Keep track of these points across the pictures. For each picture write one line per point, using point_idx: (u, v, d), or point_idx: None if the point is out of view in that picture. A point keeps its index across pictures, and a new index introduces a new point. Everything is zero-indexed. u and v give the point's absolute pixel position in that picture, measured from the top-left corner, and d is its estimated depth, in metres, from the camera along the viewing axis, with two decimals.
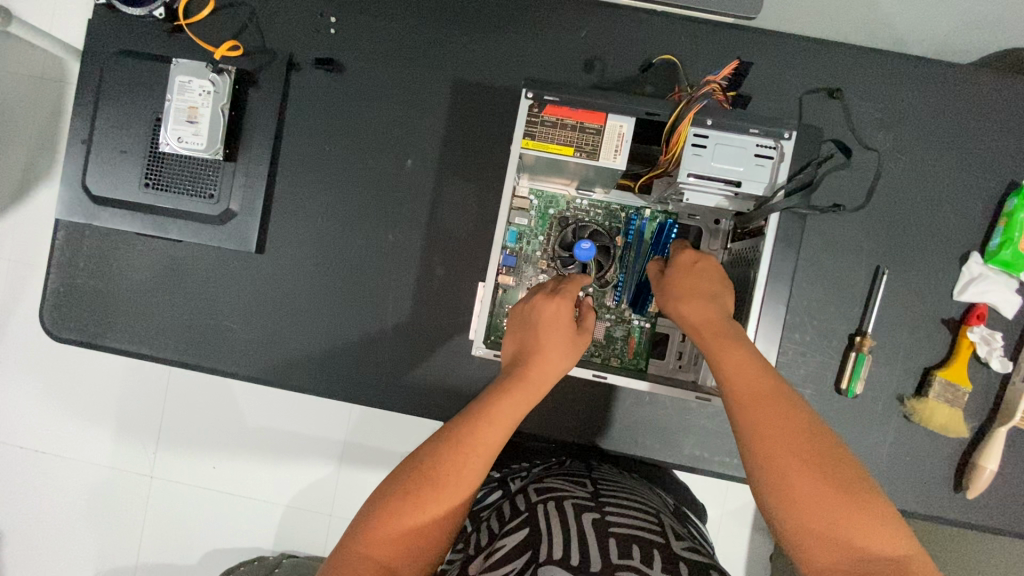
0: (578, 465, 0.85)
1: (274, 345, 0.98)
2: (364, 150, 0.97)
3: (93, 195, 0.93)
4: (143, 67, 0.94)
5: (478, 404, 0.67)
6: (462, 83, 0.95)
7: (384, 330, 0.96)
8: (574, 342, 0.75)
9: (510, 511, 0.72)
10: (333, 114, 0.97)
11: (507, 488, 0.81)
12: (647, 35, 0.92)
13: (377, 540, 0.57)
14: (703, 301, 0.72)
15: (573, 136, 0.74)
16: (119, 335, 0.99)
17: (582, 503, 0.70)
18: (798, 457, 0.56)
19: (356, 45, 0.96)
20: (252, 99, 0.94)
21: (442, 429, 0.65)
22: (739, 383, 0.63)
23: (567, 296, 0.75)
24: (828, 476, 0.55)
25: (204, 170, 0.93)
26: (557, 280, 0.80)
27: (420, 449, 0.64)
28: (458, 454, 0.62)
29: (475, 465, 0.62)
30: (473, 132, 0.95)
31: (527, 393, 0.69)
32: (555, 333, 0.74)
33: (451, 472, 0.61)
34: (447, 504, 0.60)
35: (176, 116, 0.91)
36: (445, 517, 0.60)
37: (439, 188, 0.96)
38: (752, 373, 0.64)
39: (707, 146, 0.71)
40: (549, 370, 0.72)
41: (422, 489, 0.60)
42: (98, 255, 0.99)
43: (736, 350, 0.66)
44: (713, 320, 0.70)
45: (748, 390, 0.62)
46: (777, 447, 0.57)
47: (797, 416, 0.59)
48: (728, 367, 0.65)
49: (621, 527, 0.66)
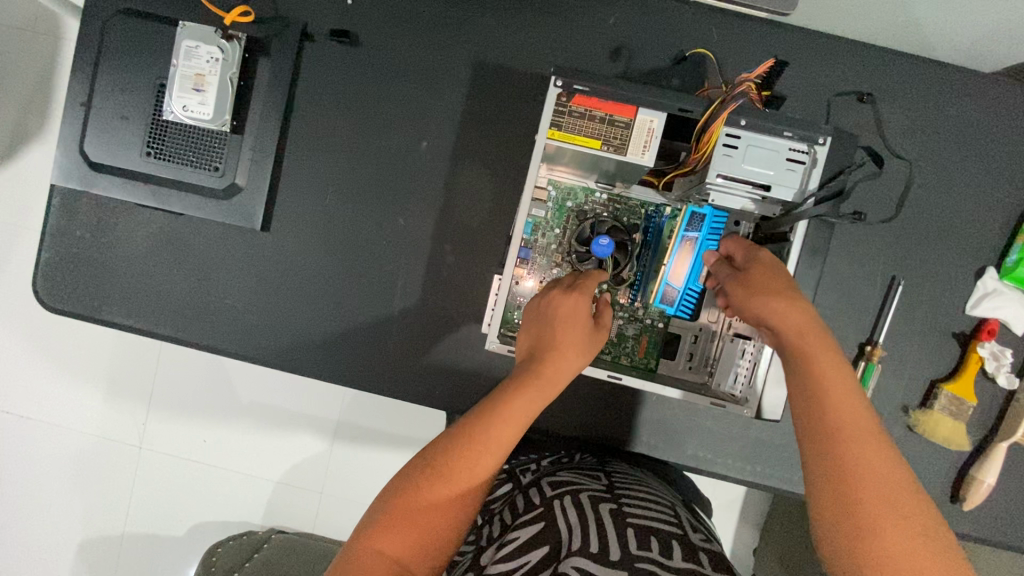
0: (587, 459, 0.85)
1: (276, 325, 0.95)
2: (377, 128, 0.93)
3: (91, 161, 0.89)
4: (148, 28, 0.89)
5: (492, 399, 0.66)
6: (482, 65, 0.92)
7: (389, 316, 0.94)
8: (591, 339, 0.73)
9: (522, 503, 0.71)
10: (346, 89, 0.93)
11: (518, 481, 0.80)
12: (678, 26, 0.89)
13: (389, 533, 0.56)
14: (801, 309, 0.64)
15: (601, 129, 0.71)
16: (114, 306, 0.96)
17: (598, 495, 0.69)
18: (892, 510, 0.53)
19: (373, 18, 0.92)
20: (262, 68, 0.90)
21: (455, 423, 0.64)
22: (842, 419, 0.58)
23: (585, 293, 0.74)
24: (921, 536, 0.53)
25: (210, 141, 0.89)
26: (574, 276, 0.78)
27: (435, 442, 0.63)
28: (473, 449, 0.61)
29: (487, 461, 0.61)
30: (492, 118, 0.92)
31: (542, 389, 0.68)
32: (571, 330, 0.72)
33: (463, 467, 0.60)
34: (460, 498, 0.59)
35: (182, 83, 0.86)
36: (457, 511, 0.59)
37: (454, 173, 0.93)
38: (854, 404, 0.59)
39: (738, 147, 0.69)
40: (566, 366, 0.70)
41: (433, 482, 0.59)
42: (94, 223, 0.95)
43: (839, 377, 0.60)
44: (812, 334, 0.63)
45: (849, 428, 0.57)
46: (874, 498, 0.54)
47: (896, 467, 0.56)
48: (830, 396, 0.59)
49: (639, 520, 0.66)
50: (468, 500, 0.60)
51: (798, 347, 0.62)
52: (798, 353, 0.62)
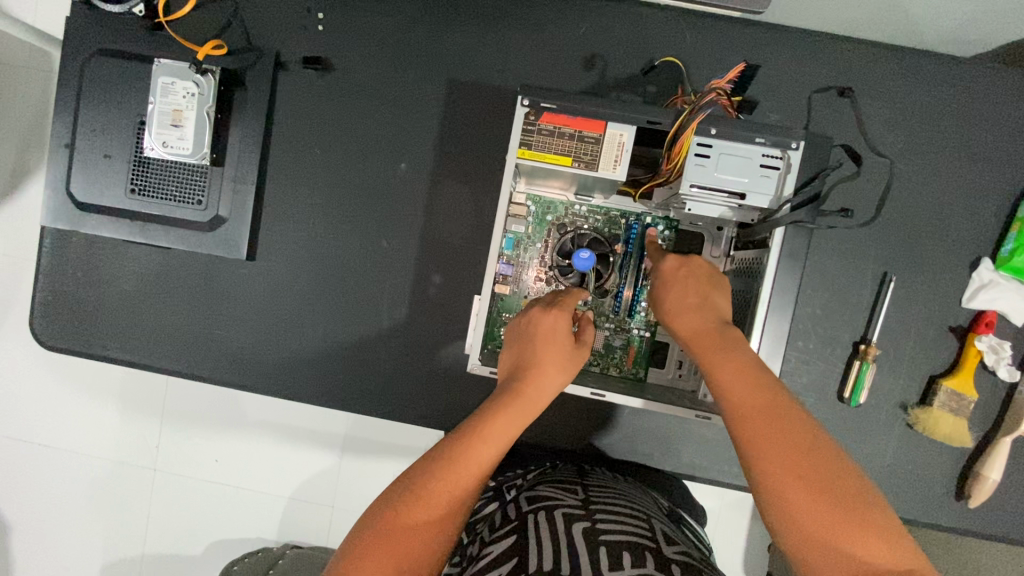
0: (571, 471, 0.85)
1: (272, 352, 0.96)
2: (357, 151, 0.94)
3: (78, 201, 0.91)
4: (125, 66, 0.90)
5: (470, 422, 0.66)
6: (456, 82, 0.91)
7: (381, 338, 0.95)
8: (573, 357, 0.72)
9: (501, 521, 0.72)
10: (324, 114, 0.93)
11: (502, 498, 0.80)
12: (651, 33, 0.88)
13: (367, 559, 0.56)
14: (695, 304, 0.68)
15: (571, 145, 0.70)
16: (112, 340, 0.97)
17: (573, 512, 0.70)
18: (800, 470, 0.52)
19: (346, 43, 0.92)
20: (238, 99, 0.91)
21: (435, 448, 0.64)
22: (734, 391, 0.59)
23: (563, 309, 0.74)
24: (825, 488, 0.51)
25: (191, 174, 0.90)
26: (556, 293, 0.78)
27: (418, 465, 0.63)
28: (450, 474, 0.61)
29: (464, 485, 0.61)
30: (469, 134, 0.92)
31: (521, 411, 0.67)
32: (550, 348, 0.71)
33: (440, 492, 0.60)
34: (439, 524, 0.59)
35: (160, 120, 0.87)
36: (434, 537, 0.59)
37: (435, 191, 0.93)
38: (746, 382, 0.59)
39: (710, 156, 0.68)
40: (546, 386, 0.70)
41: (409, 508, 0.59)
42: (86, 260, 0.97)
43: (731, 355, 0.61)
44: (706, 325, 0.66)
45: (742, 399, 0.58)
46: (787, 464, 0.52)
47: (794, 426, 0.55)
48: (722, 376, 0.60)
49: (612, 534, 0.65)
50: (446, 526, 0.60)
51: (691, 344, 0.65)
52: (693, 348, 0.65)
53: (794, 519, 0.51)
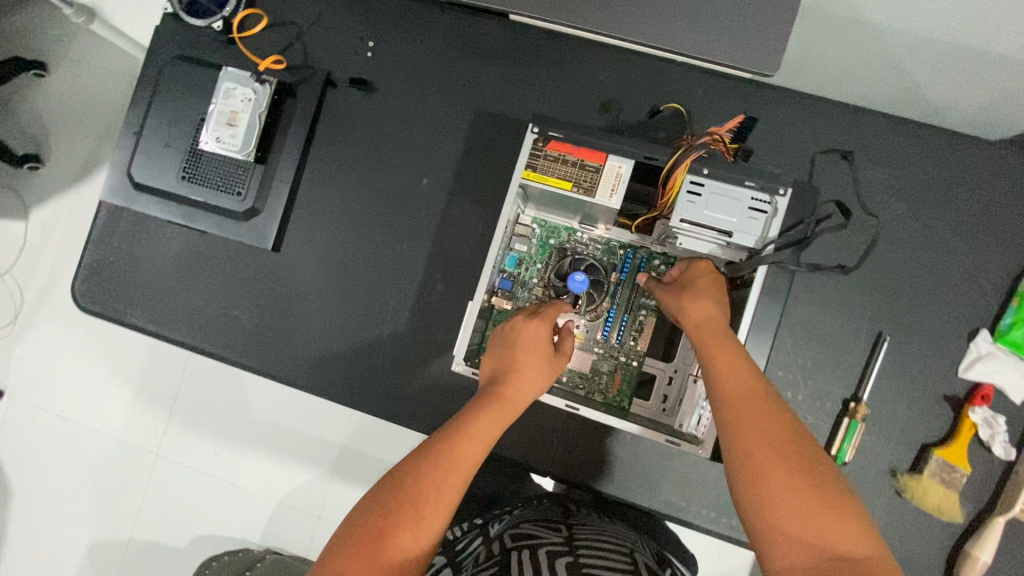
0: (555, 511, 0.87)
1: (283, 341, 1.02)
2: (385, 165, 1.02)
3: (135, 181, 1.02)
4: (196, 71, 1.03)
5: (454, 421, 0.69)
6: (482, 112, 1.00)
7: (383, 339, 1.00)
8: (552, 364, 0.76)
9: (485, 555, 0.73)
10: (361, 129, 1.03)
11: (486, 536, 0.82)
12: (665, 84, 0.95)
13: (361, 558, 0.58)
14: (706, 301, 0.72)
15: (573, 172, 0.76)
16: (140, 312, 1.05)
17: (557, 549, 0.71)
18: (777, 453, 0.58)
19: (389, 69, 1.03)
20: (289, 108, 1.02)
21: (422, 446, 0.67)
22: (732, 379, 0.64)
23: (543, 322, 0.78)
24: (807, 476, 0.57)
25: (236, 168, 0.99)
26: (539, 305, 0.82)
27: (403, 464, 0.65)
28: (442, 471, 0.64)
29: (455, 480, 0.64)
30: (488, 159, 1.00)
31: (504, 410, 0.71)
32: (530, 356, 0.76)
33: (431, 489, 0.63)
34: (430, 520, 0.62)
35: (218, 118, 0.98)
36: (429, 529, 0.61)
37: (451, 208, 1.00)
38: (747, 377, 0.64)
39: (701, 195, 0.73)
40: (525, 390, 0.73)
41: (403, 507, 0.61)
42: (131, 236, 1.07)
43: (734, 350, 0.66)
44: (713, 320, 0.70)
45: (740, 390, 0.63)
46: (763, 445, 0.58)
47: (783, 421, 0.60)
48: (723, 367, 0.65)
49: (595, 570, 0.67)
50: (440, 516, 0.62)
51: (698, 334, 0.69)
52: (699, 339, 0.69)
53: (773, 504, 0.56)
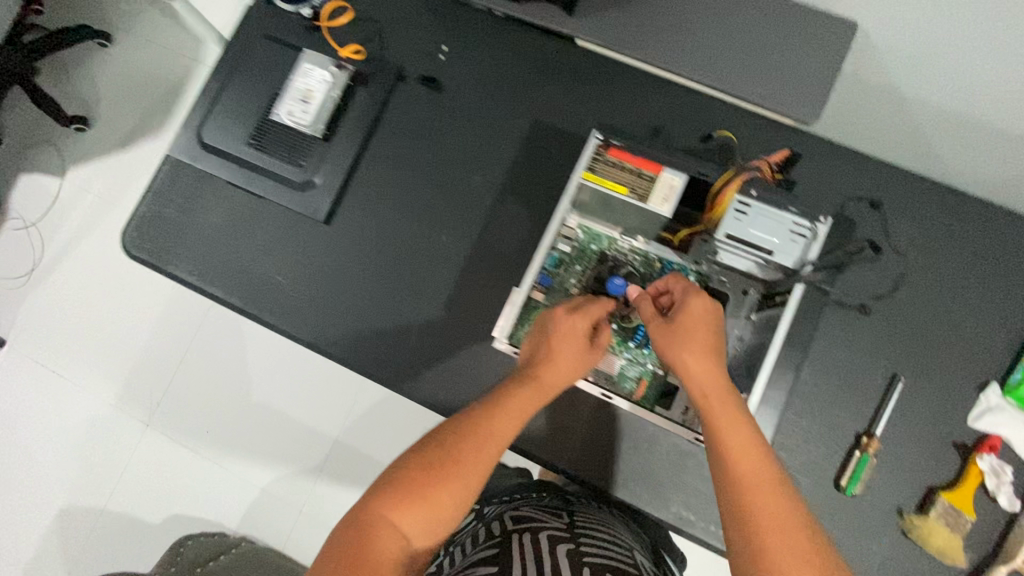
0: (556, 496, 0.91)
1: (319, 312, 1.05)
2: (441, 158, 1.08)
3: (203, 142, 1.08)
4: (279, 50, 1.10)
5: (486, 409, 0.74)
6: (540, 122, 1.06)
7: (417, 321, 1.03)
8: (585, 360, 0.80)
9: (484, 534, 0.79)
10: (423, 122, 1.09)
11: (483, 514, 0.88)
12: (712, 118, 1.03)
13: (386, 520, 0.63)
14: (712, 362, 0.76)
15: (629, 178, 0.82)
16: (183, 265, 1.08)
17: (558, 534, 0.76)
18: (793, 536, 0.63)
19: (458, 71, 1.09)
20: (359, 95, 1.08)
21: (458, 422, 0.72)
22: (745, 459, 0.69)
23: (596, 303, 0.81)
24: (816, 558, 0.61)
25: (303, 141, 1.07)
26: (581, 299, 0.83)
27: (437, 436, 0.71)
28: (473, 462, 0.69)
29: (490, 452, 0.70)
30: (540, 165, 1.05)
31: (534, 400, 0.76)
32: (568, 350, 0.79)
33: (468, 460, 0.68)
34: (454, 502, 0.67)
35: (293, 94, 1.05)
36: (451, 512, 0.67)
37: (498, 205, 1.05)
38: (754, 455, 0.69)
39: (747, 213, 0.79)
40: (558, 378, 0.78)
41: (434, 477, 0.66)
42: (186, 192, 1.10)
43: (743, 428, 0.71)
44: (722, 388, 0.74)
45: (752, 469, 0.68)
46: (778, 533, 0.63)
47: (790, 504, 0.66)
48: (732, 442, 0.70)
49: (595, 559, 0.71)
50: (468, 493, 0.68)
51: (705, 405, 0.74)
52: (707, 410, 0.74)
53: None
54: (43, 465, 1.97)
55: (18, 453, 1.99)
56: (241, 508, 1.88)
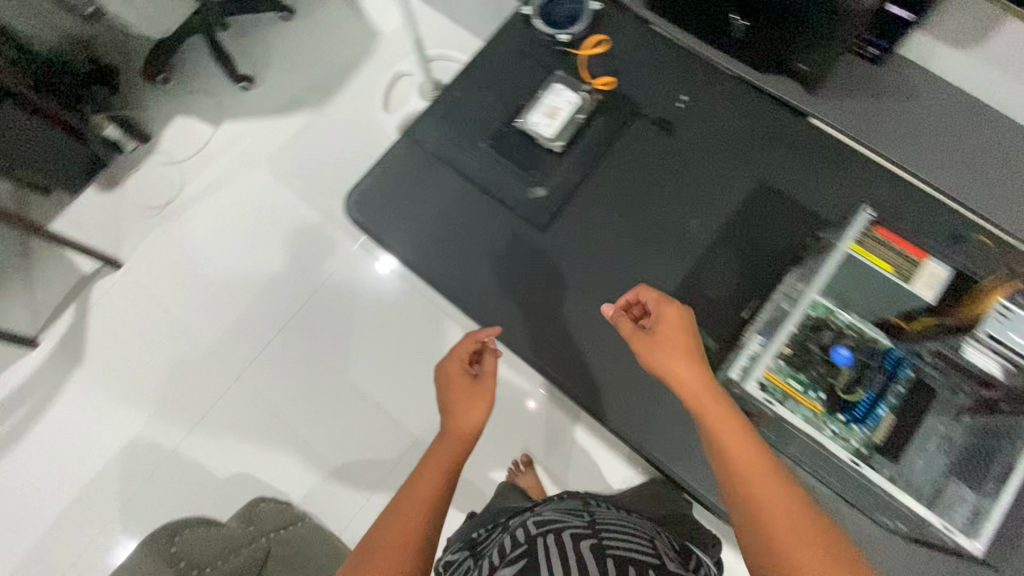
0: (584, 509, 1.05)
1: (521, 315, 1.10)
2: (662, 196, 1.13)
3: (446, 134, 1.16)
4: (531, 68, 1.18)
5: (445, 425, 1.03)
6: (764, 185, 1.12)
7: (611, 344, 1.07)
8: (474, 395, 1.04)
9: (511, 544, 0.91)
10: (650, 160, 1.15)
11: (511, 527, 1.01)
12: (938, 220, 1.06)
13: (401, 506, 0.88)
14: (692, 367, 0.86)
15: (896, 259, 0.94)
16: (399, 241, 1.15)
17: (580, 532, 0.90)
18: (803, 538, 0.70)
19: (693, 123, 1.16)
20: (597, 123, 1.15)
21: (440, 439, 1.00)
22: (747, 471, 0.76)
23: (461, 341, 1.09)
24: (825, 552, 0.68)
25: (537, 153, 1.15)
26: (637, 325, 0.94)
27: (430, 452, 0.99)
28: (427, 465, 0.96)
29: (451, 451, 0.99)
30: (758, 225, 1.10)
31: (455, 412, 1.02)
32: (452, 377, 1.06)
33: (436, 453, 0.98)
34: (421, 492, 0.90)
35: (540, 108, 1.12)
36: (418, 510, 0.88)
37: (711, 252, 1.09)
38: (749, 457, 0.78)
39: (1011, 318, 0.88)
40: (472, 412, 1.01)
41: (421, 473, 0.95)
42: (413, 174, 1.17)
43: (742, 433, 0.79)
44: (704, 393, 0.84)
45: (743, 466, 0.77)
46: (782, 533, 0.70)
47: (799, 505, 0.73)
48: (729, 444, 0.79)
49: (617, 551, 0.85)
50: (432, 486, 0.92)
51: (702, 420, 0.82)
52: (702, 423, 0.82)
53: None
54: (122, 393, 1.98)
55: (103, 375, 2.00)
56: (312, 482, 1.88)
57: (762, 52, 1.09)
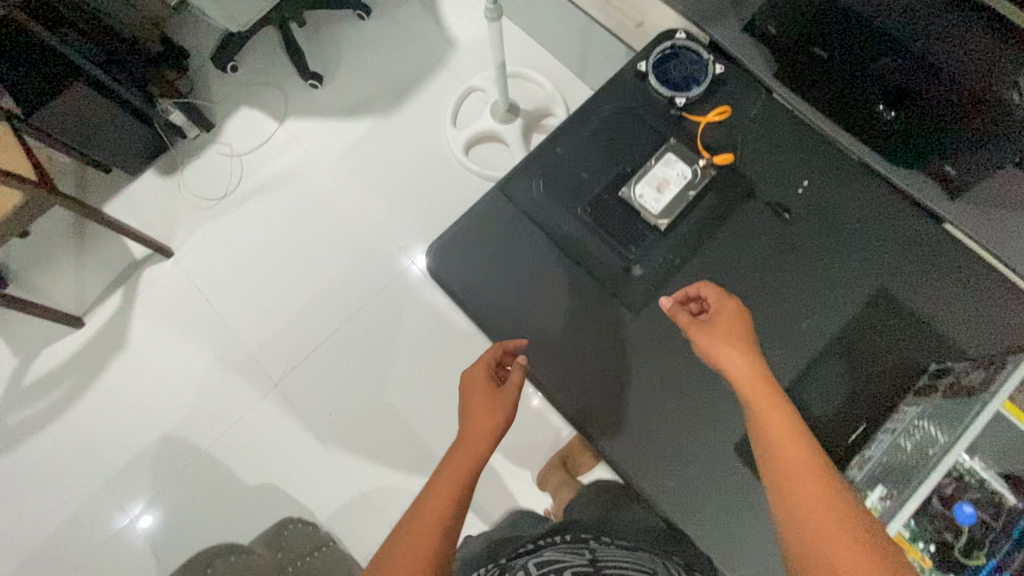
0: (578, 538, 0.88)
1: (599, 399, 1.03)
2: (769, 290, 1.03)
3: (542, 193, 1.10)
4: (640, 131, 1.10)
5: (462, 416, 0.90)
6: (887, 292, 1.00)
7: (695, 449, 1.00)
8: (496, 397, 0.91)
9: None
10: (761, 247, 1.04)
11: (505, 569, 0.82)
12: None
13: (424, 511, 0.77)
14: (739, 351, 0.78)
15: None
16: (478, 300, 1.09)
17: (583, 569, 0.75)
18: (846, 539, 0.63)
19: (814, 212, 1.05)
20: (707, 200, 1.06)
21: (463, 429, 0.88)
22: (796, 465, 0.70)
23: (487, 347, 1.00)
24: (870, 556, 0.62)
25: (639, 225, 1.05)
26: (691, 316, 0.84)
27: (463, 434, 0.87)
28: (457, 451, 0.85)
29: (473, 446, 0.85)
30: (876, 338, 0.99)
31: (485, 408, 0.88)
32: (476, 378, 0.92)
33: (463, 450, 0.84)
34: (443, 493, 0.78)
35: (649, 178, 1.05)
36: (448, 491, 0.78)
37: (818, 361, 0.99)
38: (801, 455, 0.70)
39: None
40: (500, 405, 0.90)
41: (451, 454, 0.85)
42: (501, 231, 1.10)
43: (789, 425, 0.73)
44: (756, 378, 0.76)
45: (796, 466, 0.70)
46: (821, 532, 0.64)
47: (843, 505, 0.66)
48: (780, 439, 0.72)
49: None
50: (455, 484, 0.80)
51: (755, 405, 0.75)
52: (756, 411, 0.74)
53: None
54: (164, 380, 1.97)
55: (146, 362, 2.00)
56: (338, 502, 1.85)
57: (907, 144, 0.98)
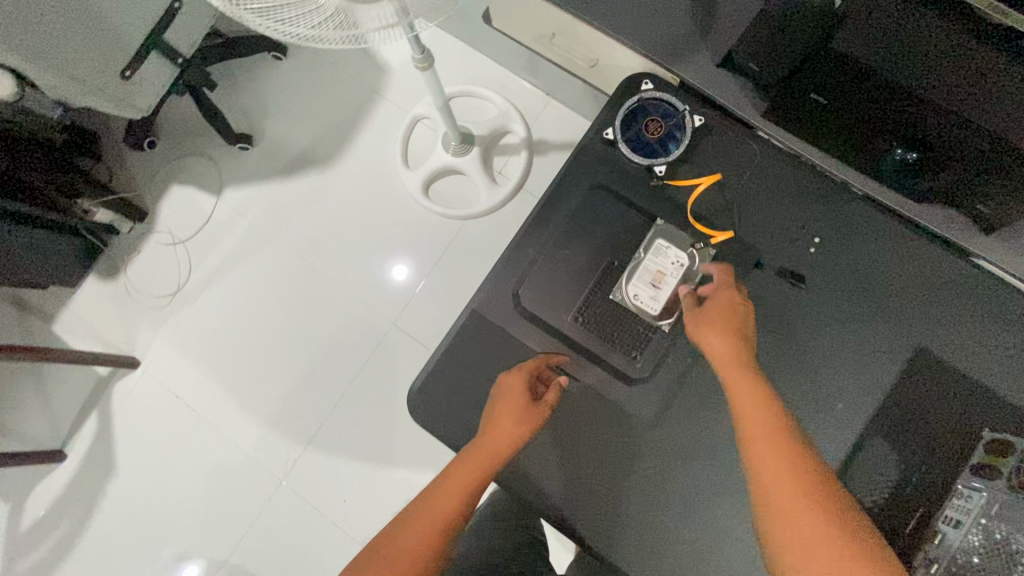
0: None
1: (628, 526, 0.94)
2: (795, 374, 0.92)
3: (523, 304, 1.00)
4: (619, 214, 0.99)
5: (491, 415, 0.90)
6: (925, 351, 0.89)
7: (744, 571, 0.90)
8: (529, 412, 0.88)
9: None
10: (777, 324, 0.93)
11: None
12: None
13: (439, 496, 0.80)
14: (725, 335, 0.80)
15: None
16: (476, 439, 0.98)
17: None
18: (808, 499, 0.66)
19: (830, 271, 0.93)
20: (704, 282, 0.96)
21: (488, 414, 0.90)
22: (761, 429, 0.72)
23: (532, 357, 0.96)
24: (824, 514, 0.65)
25: (637, 324, 0.97)
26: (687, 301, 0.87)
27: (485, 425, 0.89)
28: (478, 447, 0.85)
29: (494, 446, 0.84)
30: (921, 407, 0.88)
31: (512, 414, 0.87)
32: (511, 390, 0.90)
33: (483, 440, 0.86)
34: (456, 482, 0.81)
35: (642, 274, 0.94)
36: (460, 486, 0.81)
37: (861, 446, 0.89)
38: (774, 425, 0.72)
39: None
40: (528, 419, 0.87)
41: (473, 447, 0.86)
42: (487, 354, 1.00)
43: (767, 397, 0.74)
44: (739, 358, 0.78)
45: (764, 432, 0.72)
46: (778, 491, 0.67)
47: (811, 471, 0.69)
48: (749, 409, 0.74)
49: None
50: (470, 474, 0.82)
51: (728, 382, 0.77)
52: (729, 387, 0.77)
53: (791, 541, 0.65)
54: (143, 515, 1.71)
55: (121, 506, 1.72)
56: None
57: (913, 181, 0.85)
